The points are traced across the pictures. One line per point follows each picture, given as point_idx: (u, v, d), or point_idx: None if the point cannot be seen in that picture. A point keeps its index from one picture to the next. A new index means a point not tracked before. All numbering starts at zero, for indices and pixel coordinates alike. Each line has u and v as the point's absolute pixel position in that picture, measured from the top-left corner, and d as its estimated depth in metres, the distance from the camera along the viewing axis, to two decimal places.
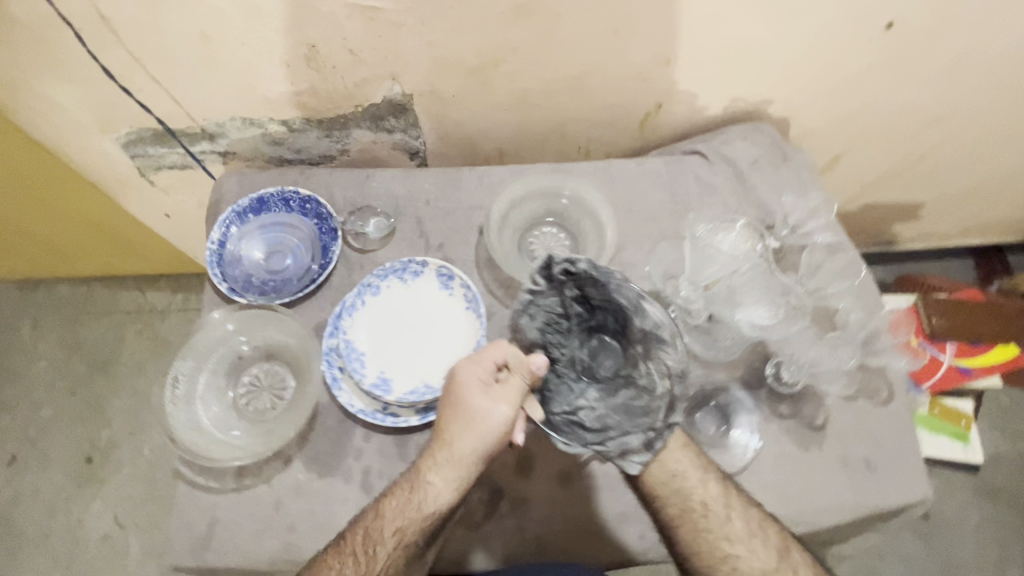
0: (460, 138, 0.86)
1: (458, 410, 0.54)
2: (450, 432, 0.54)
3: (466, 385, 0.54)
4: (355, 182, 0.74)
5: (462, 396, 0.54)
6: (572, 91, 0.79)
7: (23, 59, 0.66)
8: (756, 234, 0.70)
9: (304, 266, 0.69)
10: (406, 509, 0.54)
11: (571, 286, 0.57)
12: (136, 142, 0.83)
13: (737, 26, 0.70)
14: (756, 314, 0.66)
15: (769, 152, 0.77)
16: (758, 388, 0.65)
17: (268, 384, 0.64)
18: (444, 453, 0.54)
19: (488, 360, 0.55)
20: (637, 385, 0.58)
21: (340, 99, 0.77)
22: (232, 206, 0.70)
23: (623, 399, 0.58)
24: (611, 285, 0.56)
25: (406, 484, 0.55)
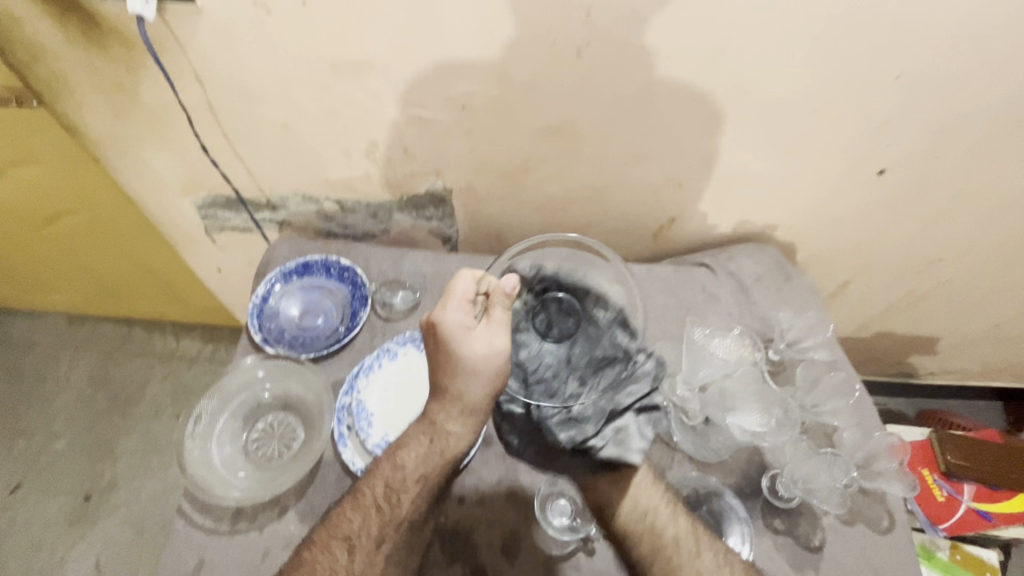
0: (489, 230, 0.96)
1: (457, 365, 0.55)
2: (457, 385, 0.56)
3: (445, 330, 0.54)
4: (391, 259, 0.83)
5: (450, 343, 0.54)
6: (593, 200, 0.89)
7: (138, 130, 0.80)
8: (752, 344, 0.73)
9: (333, 327, 0.76)
10: (429, 456, 0.60)
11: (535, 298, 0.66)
12: (210, 205, 0.95)
13: (740, 160, 0.80)
14: (750, 422, 0.66)
15: (771, 272, 0.83)
16: (751, 498, 0.65)
17: (279, 433, 0.68)
18: (455, 403, 0.58)
19: (463, 302, 0.55)
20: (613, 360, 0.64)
21: (389, 187, 0.88)
22: (280, 267, 0.79)
23: (609, 381, 0.63)
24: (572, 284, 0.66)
25: (426, 433, 0.60)
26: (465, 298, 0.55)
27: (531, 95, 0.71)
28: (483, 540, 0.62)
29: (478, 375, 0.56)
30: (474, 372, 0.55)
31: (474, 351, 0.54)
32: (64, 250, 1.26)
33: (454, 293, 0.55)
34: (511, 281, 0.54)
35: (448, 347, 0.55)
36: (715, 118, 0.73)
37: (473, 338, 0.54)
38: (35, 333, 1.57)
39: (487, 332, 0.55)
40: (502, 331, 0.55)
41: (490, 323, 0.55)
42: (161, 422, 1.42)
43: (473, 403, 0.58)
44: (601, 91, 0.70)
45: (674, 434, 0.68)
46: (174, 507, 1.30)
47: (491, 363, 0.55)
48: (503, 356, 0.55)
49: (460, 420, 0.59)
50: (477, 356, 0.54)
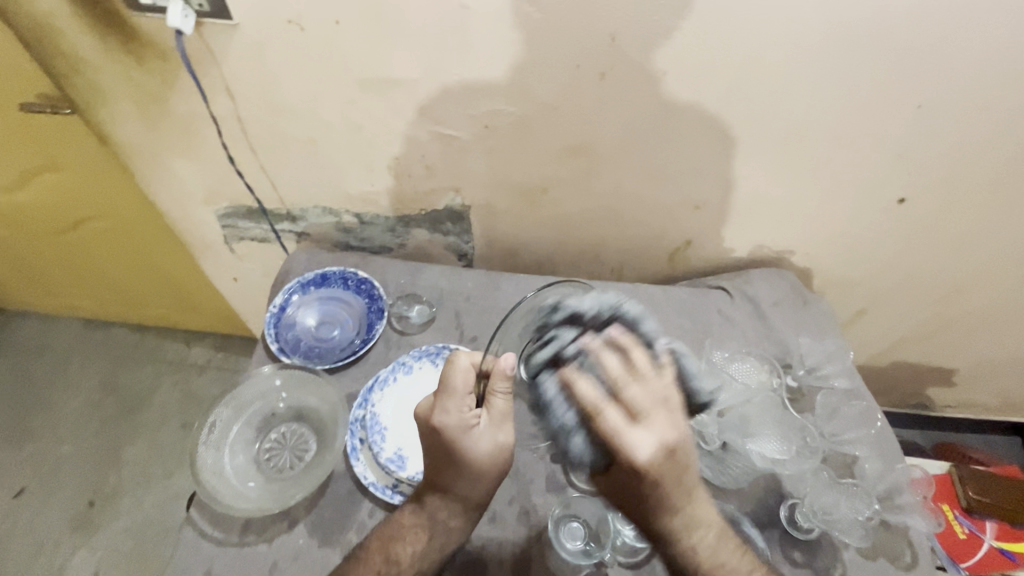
0: (505, 247, 0.96)
1: (462, 463, 0.57)
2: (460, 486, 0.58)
3: (450, 431, 0.56)
4: (408, 272, 0.84)
5: (455, 442, 0.56)
6: (610, 221, 0.89)
7: (167, 141, 0.82)
8: (770, 366, 0.73)
9: (348, 339, 0.76)
10: (427, 548, 0.58)
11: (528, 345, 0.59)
12: (231, 215, 0.97)
13: (758, 184, 0.80)
14: (768, 450, 0.64)
15: (788, 297, 0.83)
16: (770, 528, 0.64)
17: (291, 444, 0.68)
18: (455, 498, 0.58)
19: (464, 398, 0.56)
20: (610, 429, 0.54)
21: (408, 202, 0.89)
22: (299, 277, 0.80)
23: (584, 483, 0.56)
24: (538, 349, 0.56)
25: (421, 524, 0.58)
26: (466, 394, 0.56)
27: (553, 116, 0.72)
28: (495, 561, 0.61)
29: (483, 475, 0.58)
30: (485, 475, 0.57)
31: (482, 446, 0.56)
32: (84, 256, 1.28)
33: (457, 389, 0.56)
34: (509, 359, 0.55)
35: (455, 445, 0.56)
36: (734, 142, 0.74)
37: (479, 436, 0.56)
38: (49, 337, 1.58)
39: (489, 425, 0.57)
40: (504, 423, 0.57)
41: (495, 414, 0.57)
42: (168, 430, 1.42)
43: (477, 498, 0.59)
44: (622, 114, 0.71)
45: None
46: (177, 518, 1.29)
47: (499, 460, 0.57)
48: (509, 450, 0.57)
49: (462, 515, 0.59)
50: (485, 454, 0.56)
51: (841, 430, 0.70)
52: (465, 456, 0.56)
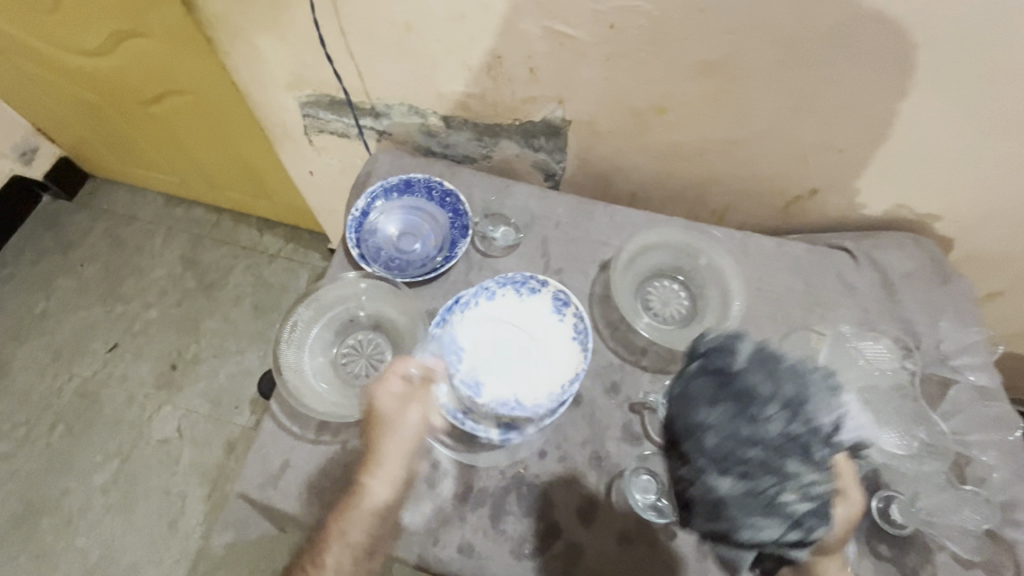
0: (599, 171, 0.88)
1: (382, 434, 0.58)
2: (380, 449, 0.57)
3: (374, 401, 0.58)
4: (495, 190, 0.78)
5: (379, 412, 0.58)
6: (727, 156, 0.78)
7: (253, 13, 0.75)
8: (784, 356, 0.54)
9: (430, 254, 0.72)
10: (351, 513, 0.56)
11: (697, 372, 0.56)
12: (314, 104, 0.91)
13: (927, 132, 0.66)
14: (887, 441, 0.59)
15: (924, 269, 0.73)
16: (859, 517, 0.60)
17: (367, 352, 0.67)
18: (375, 469, 0.57)
19: (396, 375, 0.59)
20: (756, 483, 0.51)
21: (503, 110, 0.80)
22: (382, 182, 0.74)
23: (758, 505, 0.51)
24: (726, 366, 0.55)
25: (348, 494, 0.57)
26: (399, 372, 0.60)
27: (698, 22, 0.60)
28: (559, 498, 0.60)
29: (401, 448, 0.58)
30: (394, 434, 0.58)
31: (403, 417, 0.58)
32: (168, 131, 1.29)
33: (394, 365, 0.59)
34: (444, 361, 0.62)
35: (379, 417, 0.58)
36: (917, 76, 0.60)
37: (409, 411, 0.58)
38: (134, 206, 1.65)
39: (416, 402, 0.59)
40: (423, 410, 0.60)
41: (419, 399, 0.60)
42: (242, 310, 1.50)
43: (397, 467, 0.58)
44: (784, 24, 0.58)
45: None
46: (246, 392, 1.39)
47: (405, 438, 0.58)
48: (417, 430, 0.59)
49: (382, 489, 0.57)
50: (405, 424, 0.58)
51: (861, 425, 0.53)
52: (385, 425, 0.58)
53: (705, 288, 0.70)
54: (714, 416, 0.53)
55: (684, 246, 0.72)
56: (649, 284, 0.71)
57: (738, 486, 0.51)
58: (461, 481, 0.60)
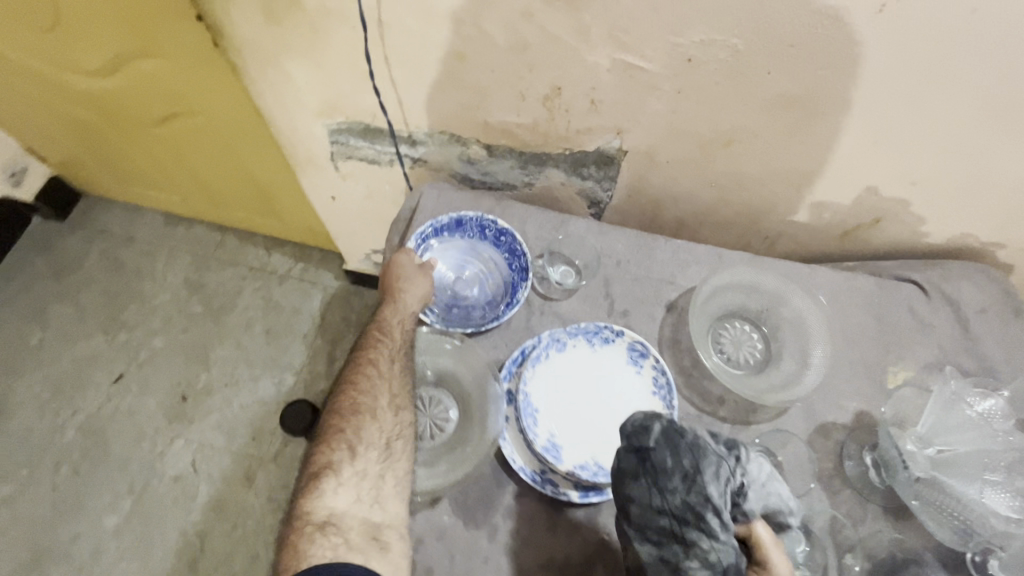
0: (649, 200, 0.84)
1: (394, 301, 0.64)
2: (390, 321, 0.63)
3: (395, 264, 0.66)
4: (551, 226, 0.74)
5: (398, 276, 0.65)
6: (790, 186, 0.75)
7: (290, 40, 0.70)
8: (697, 431, 0.53)
9: (490, 300, 0.68)
10: (358, 392, 0.59)
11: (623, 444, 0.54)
12: (345, 131, 0.86)
13: (1006, 164, 0.65)
14: (998, 503, 0.55)
15: (996, 303, 0.71)
16: (956, 571, 0.58)
17: (430, 410, 0.63)
18: (381, 339, 0.62)
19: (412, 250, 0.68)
20: (670, 555, 0.49)
21: (554, 140, 0.76)
22: (432, 222, 0.69)
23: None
24: (651, 439, 0.52)
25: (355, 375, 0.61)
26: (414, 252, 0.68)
27: (785, 56, 0.57)
28: None
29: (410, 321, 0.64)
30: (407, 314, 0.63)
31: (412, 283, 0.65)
32: (175, 152, 1.22)
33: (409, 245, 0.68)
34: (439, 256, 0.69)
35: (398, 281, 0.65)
36: (1008, 110, 0.58)
37: (418, 282, 0.65)
38: (132, 226, 1.56)
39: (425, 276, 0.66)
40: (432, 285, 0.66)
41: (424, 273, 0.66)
42: (253, 335, 1.43)
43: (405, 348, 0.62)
44: (881, 56, 0.55)
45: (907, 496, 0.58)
46: (263, 422, 1.33)
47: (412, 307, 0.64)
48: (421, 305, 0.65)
49: (388, 371, 0.60)
50: (412, 294, 0.64)
51: (770, 492, 0.53)
52: (400, 290, 0.64)
53: (781, 331, 0.67)
54: (629, 485, 0.52)
55: (755, 284, 0.69)
56: (726, 326, 0.68)
57: (654, 554, 0.49)
58: (543, 550, 0.56)
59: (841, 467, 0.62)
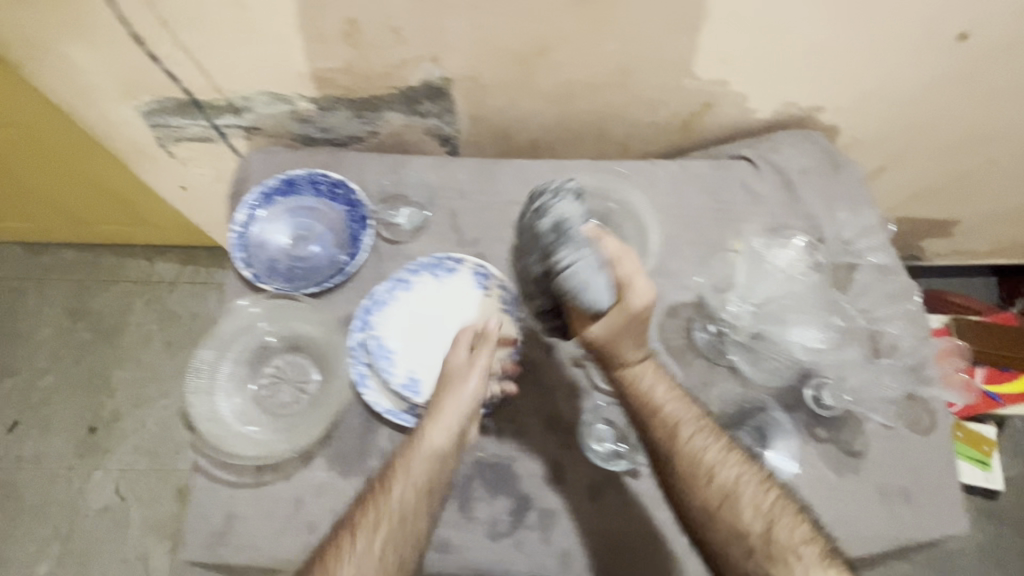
0: (495, 126, 0.83)
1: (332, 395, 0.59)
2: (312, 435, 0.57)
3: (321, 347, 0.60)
4: (389, 169, 0.72)
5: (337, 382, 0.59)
6: (618, 87, 0.76)
7: (47, 16, 0.63)
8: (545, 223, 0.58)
9: (330, 255, 0.65)
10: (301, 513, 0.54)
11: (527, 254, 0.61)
12: (159, 111, 0.79)
13: (799, 27, 0.67)
14: (807, 338, 0.65)
15: (817, 163, 0.76)
16: (796, 409, 0.64)
17: (291, 376, 0.61)
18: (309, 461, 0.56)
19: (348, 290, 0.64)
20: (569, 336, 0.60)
21: (376, 80, 0.73)
22: (259, 187, 0.67)
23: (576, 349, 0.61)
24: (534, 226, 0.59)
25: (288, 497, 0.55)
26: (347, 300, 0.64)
27: None
28: (524, 468, 0.59)
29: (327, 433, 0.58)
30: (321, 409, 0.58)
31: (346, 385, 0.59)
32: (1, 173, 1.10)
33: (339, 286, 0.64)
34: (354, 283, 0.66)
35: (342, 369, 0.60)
36: None
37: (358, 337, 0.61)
38: None
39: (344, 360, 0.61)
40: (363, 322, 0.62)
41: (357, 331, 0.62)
42: (153, 350, 1.36)
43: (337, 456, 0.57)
44: None
45: (727, 352, 0.65)
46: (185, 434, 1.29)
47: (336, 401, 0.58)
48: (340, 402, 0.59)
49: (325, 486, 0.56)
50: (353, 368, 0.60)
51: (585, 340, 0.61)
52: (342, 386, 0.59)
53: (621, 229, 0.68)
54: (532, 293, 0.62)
55: (587, 186, 0.69)
56: None
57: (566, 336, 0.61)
58: None
59: (692, 341, 0.66)
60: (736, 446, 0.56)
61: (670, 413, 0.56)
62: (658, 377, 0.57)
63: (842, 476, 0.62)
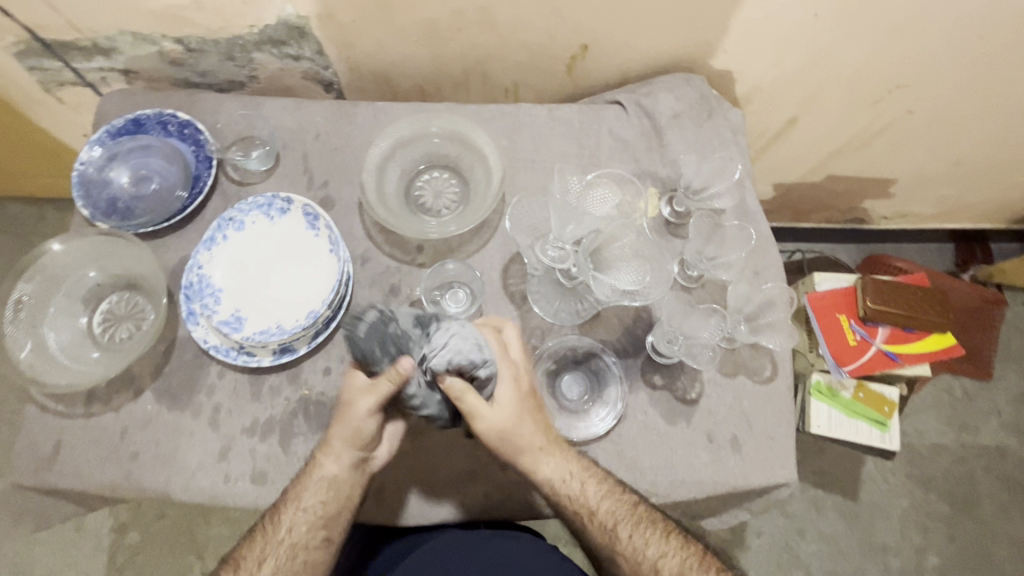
0: (373, 70, 0.81)
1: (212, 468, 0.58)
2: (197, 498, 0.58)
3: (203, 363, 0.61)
4: (244, 111, 0.70)
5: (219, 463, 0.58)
6: (483, 26, 0.72)
7: None
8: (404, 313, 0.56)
9: (170, 194, 0.66)
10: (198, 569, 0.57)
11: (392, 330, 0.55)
12: (29, 53, 0.78)
13: None
14: (623, 280, 0.59)
15: (692, 108, 0.73)
16: (633, 356, 0.64)
17: (126, 313, 0.63)
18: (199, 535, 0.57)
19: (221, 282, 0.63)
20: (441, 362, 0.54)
21: (230, 17, 0.71)
22: (104, 127, 0.67)
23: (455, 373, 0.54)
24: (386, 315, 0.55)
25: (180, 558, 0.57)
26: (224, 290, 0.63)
27: None
28: None
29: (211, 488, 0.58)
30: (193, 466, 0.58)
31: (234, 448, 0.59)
32: None
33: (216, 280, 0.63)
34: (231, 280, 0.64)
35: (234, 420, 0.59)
36: None
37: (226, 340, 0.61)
38: None
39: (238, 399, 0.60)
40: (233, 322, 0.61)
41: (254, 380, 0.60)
42: None
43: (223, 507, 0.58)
44: None
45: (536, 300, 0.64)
46: None
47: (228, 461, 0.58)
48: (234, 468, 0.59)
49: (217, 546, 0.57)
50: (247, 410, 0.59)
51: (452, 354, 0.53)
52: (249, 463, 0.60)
53: (469, 170, 0.68)
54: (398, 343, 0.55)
55: (428, 123, 0.67)
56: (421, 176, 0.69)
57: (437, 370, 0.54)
58: (247, 415, 0.59)
59: (534, 288, 0.65)
60: (644, 513, 0.57)
61: (585, 506, 0.56)
62: (568, 471, 0.56)
63: (672, 424, 0.61)
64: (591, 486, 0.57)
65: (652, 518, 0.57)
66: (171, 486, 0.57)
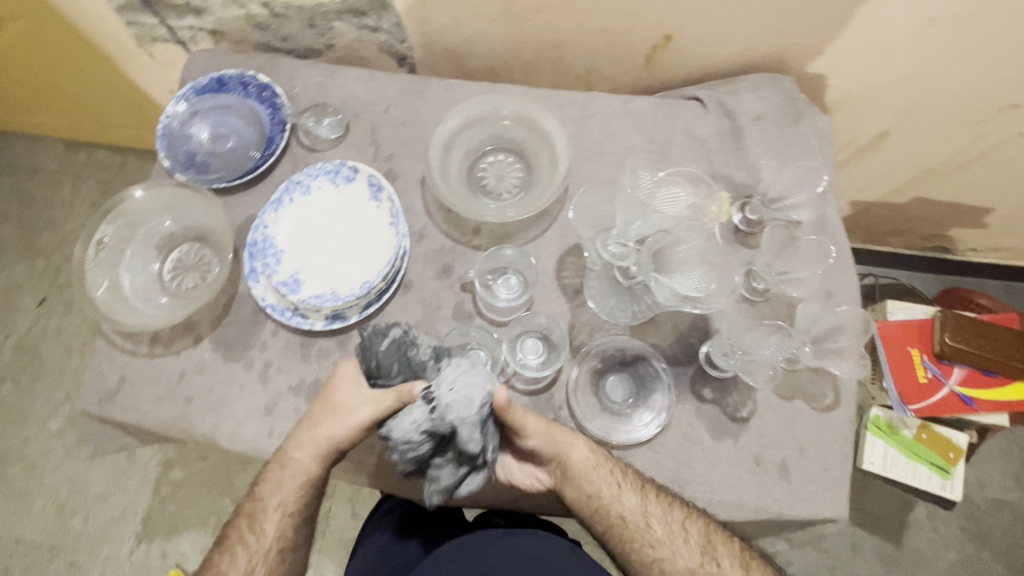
0: (447, 47, 0.80)
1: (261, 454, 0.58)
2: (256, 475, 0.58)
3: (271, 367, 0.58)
4: (320, 78, 0.71)
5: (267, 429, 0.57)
6: (563, 9, 0.70)
7: None
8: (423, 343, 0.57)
9: (244, 153, 0.68)
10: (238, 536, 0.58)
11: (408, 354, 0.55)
12: (129, 7, 0.82)
13: None
14: (687, 287, 0.56)
15: (777, 111, 0.68)
16: (684, 365, 0.61)
17: (193, 264, 0.65)
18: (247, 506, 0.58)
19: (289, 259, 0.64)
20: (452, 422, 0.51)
21: None
22: (190, 83, 0.69)
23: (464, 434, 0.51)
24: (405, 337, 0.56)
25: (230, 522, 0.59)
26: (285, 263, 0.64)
27: None
28: None
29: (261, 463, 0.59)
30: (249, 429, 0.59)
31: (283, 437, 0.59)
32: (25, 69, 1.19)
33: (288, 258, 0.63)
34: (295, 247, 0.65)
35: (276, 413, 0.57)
36: None
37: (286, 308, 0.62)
38: None
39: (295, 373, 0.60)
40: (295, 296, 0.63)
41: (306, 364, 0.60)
42: None
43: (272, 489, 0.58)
44: None
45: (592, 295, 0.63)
46: None
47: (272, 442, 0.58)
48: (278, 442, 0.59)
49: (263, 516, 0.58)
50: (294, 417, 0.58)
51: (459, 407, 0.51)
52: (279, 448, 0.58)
53: (536, 156, 0.66)
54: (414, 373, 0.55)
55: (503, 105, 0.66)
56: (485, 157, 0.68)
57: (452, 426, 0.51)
58: (294, 375, 0.61)
59: (587, 283, 0.63)
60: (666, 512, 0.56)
61: (605, 501, 0.57)
62: (591, 460, 0.57)
63: (718, 441, 0.58)
64: (606, 470, 0.56)
65: (668, 500, 0.56)
66: (218, 433, 0.60)
